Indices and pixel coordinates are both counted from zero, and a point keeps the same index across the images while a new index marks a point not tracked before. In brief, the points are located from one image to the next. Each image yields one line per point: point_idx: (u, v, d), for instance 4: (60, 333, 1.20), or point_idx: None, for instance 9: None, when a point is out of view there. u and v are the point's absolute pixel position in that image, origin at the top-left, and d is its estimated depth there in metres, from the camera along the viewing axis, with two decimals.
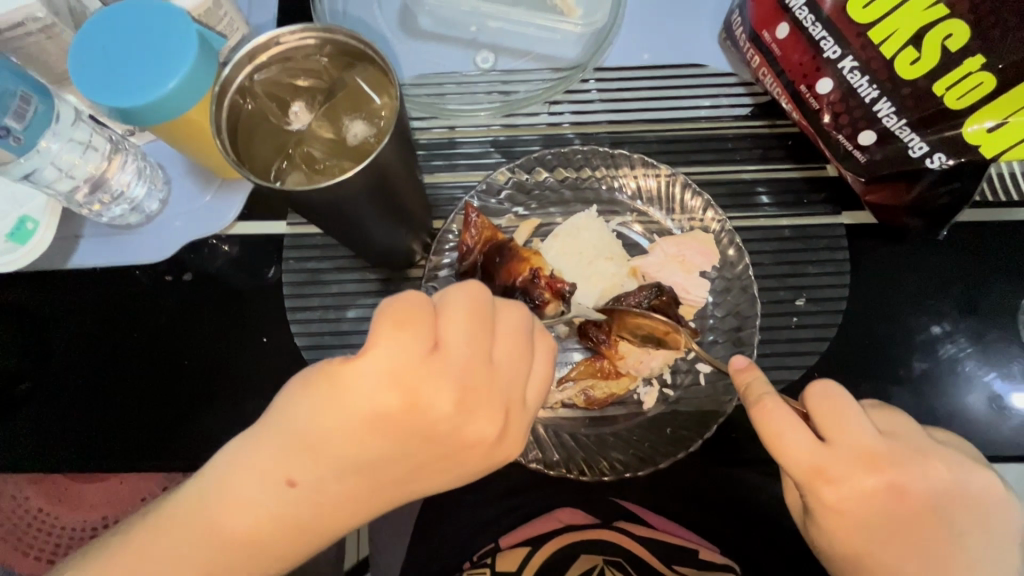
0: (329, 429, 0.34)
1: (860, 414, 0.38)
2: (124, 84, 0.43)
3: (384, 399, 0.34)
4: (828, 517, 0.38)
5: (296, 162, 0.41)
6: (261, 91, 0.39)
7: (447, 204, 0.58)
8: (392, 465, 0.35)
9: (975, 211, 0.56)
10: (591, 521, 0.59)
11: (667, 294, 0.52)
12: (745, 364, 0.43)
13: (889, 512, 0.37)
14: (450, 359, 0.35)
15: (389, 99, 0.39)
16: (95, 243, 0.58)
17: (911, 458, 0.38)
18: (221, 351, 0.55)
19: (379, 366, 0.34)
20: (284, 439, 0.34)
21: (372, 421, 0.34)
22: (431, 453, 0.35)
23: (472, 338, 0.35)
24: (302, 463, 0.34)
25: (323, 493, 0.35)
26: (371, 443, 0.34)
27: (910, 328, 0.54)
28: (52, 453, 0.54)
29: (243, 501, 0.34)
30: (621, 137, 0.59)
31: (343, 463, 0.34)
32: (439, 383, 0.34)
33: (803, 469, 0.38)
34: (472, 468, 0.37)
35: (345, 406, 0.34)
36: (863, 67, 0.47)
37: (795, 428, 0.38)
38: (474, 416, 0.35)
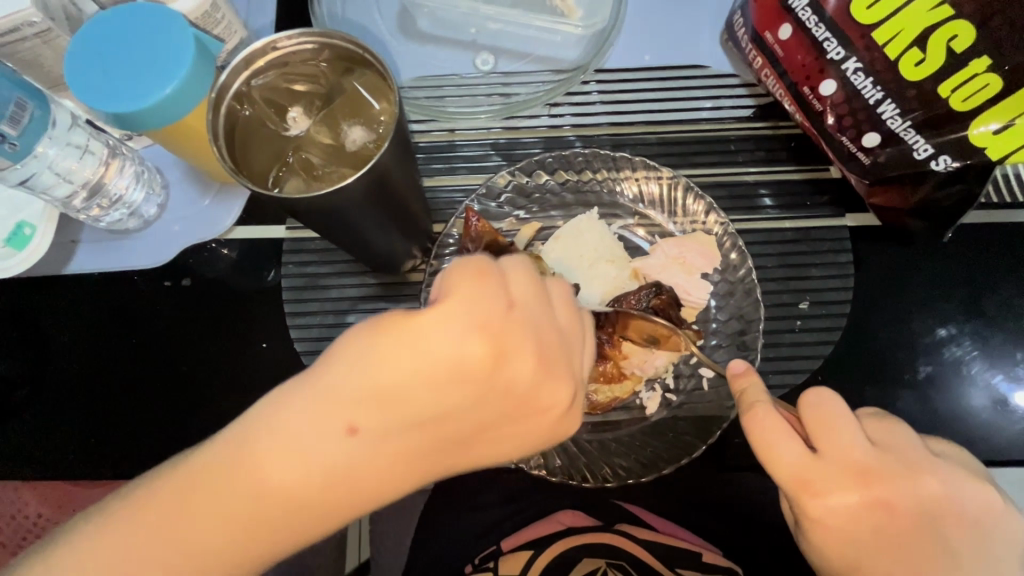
0: (404, 377, 0.32)
1: (851, 425, 0.38)
2: (121, 89, 0.42)
3: (464, 350, 0.32)
4: (814, 528, 0.38)
5: (295, 169, 0.40)
6: (258, 97, 0.39)
7: (447, 208, 0.58)
8: (461, 426, 0.33)
9: (981, 213, 0.55)
10: (594, 523, 0.58)
11: (666, 294, 0.51)
12: (744, 368, 0.42)
13: (877, 526, 0.37)
14: (526, 319, 0.34)
15: (388, 104, 0.38)
16: (94, 248, 0.57)
17: (901, 472, 0.37)
18: (221, 356, 0.55)
19: (461, 316, 0.32)
20: (353, 384, 0.32)
21: (451, 372, 0.32)
22: (500, 416, 0.34)
23: (542, 302, 0.35)
24: (370, 412, 0.32)
25: (384, 448, 0.32)
26: (446, 397, 0.33)
27: (916, 330, 0.54)
28: (51, 460, 0.54)
29: (296, 447, 0.32)
30: (622, 139, 0.58)
31: (410, 418, 0.32)
32: (522, 337, 0.33)
33: (790, 480, 0.37)
34: (532, 441, 0.36)
35: (422, 352, 0.32)
36: (867, 69, 0.47)
37: (783, 438, 0.37)
38: (548, 380, 0.34)
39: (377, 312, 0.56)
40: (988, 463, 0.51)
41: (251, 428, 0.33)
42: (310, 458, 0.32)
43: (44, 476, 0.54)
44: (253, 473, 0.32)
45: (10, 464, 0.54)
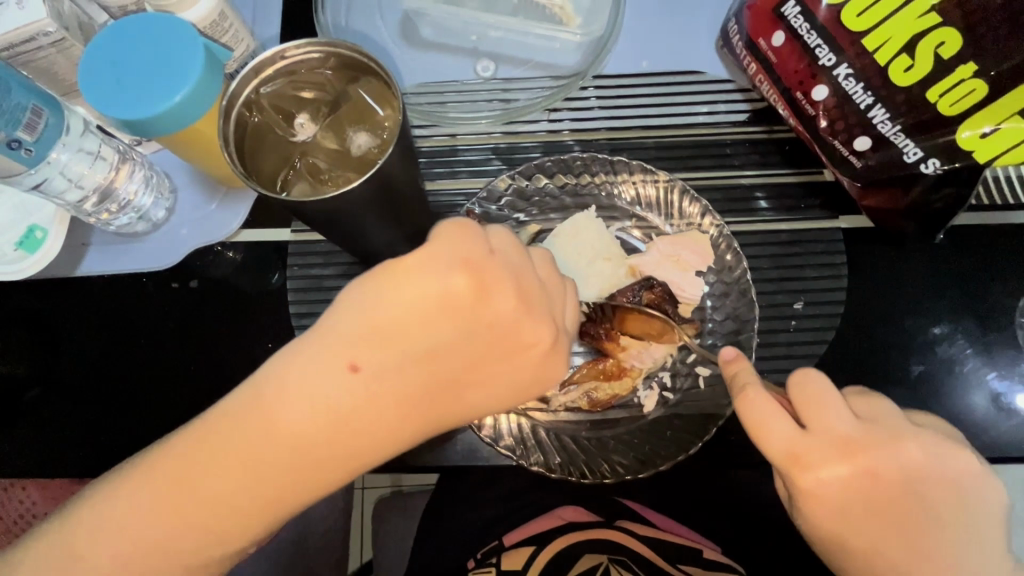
0: (395, 313, 0.35)
1: (837, 400, 0.39)
2: (132, 97, 0.44)
3: (451, 285, 0.35)
4: (807, 503, 0.39)
5: (302, 172, 0.42)
6: (267, 104, 0.40)
7: (449, 211, 0.59)
8: (453, 362, 0.36)
9: (972, 215, 0.56)
10: (596, 519, 0.59)
11: (659, 288, 0.54)
12: (734, 354, 0.43)
13: (864, 495, 0.38)
14: (506, 260, 0.37)
15: (391, 110, 0.39)
16: (103, 251, 0.58)
17: (888, 442, 0.38)
18: (227, 356, 0.56)
19: (447, 255, 0.36)
20: (349, 325, 0.35)
21: (438, 307, 0.35)
22: (489, 353, 0.36)
23: (518, 249, 0.38)
24: (367, 350, 0.34)
25: (382, 385, 0.34)
26: (436, 331, 0.35)
27: (908, 329, 0.55)
28: (61, 458, 0.55)
29: (302, 388, 0.34)
30: (620, 144, 0.59)
31: (406, 353, 0.35)
32: (503, 275, 0.36)
33: (781, 456, 0.38)
34: (521, 381, 0.37)
35: (414, 288, 0.35)
36: (858, 74, 0.48)
37: (773, 415, 0.38)
38: (531, 315, 0.37)
39: None
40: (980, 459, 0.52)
41: (261, 380, 0.35)
42: (314, 398, 0.34)
43: (55, 474, 0.55)
44: (263, 418, 0.34)
45: (20, 463, 0.55)
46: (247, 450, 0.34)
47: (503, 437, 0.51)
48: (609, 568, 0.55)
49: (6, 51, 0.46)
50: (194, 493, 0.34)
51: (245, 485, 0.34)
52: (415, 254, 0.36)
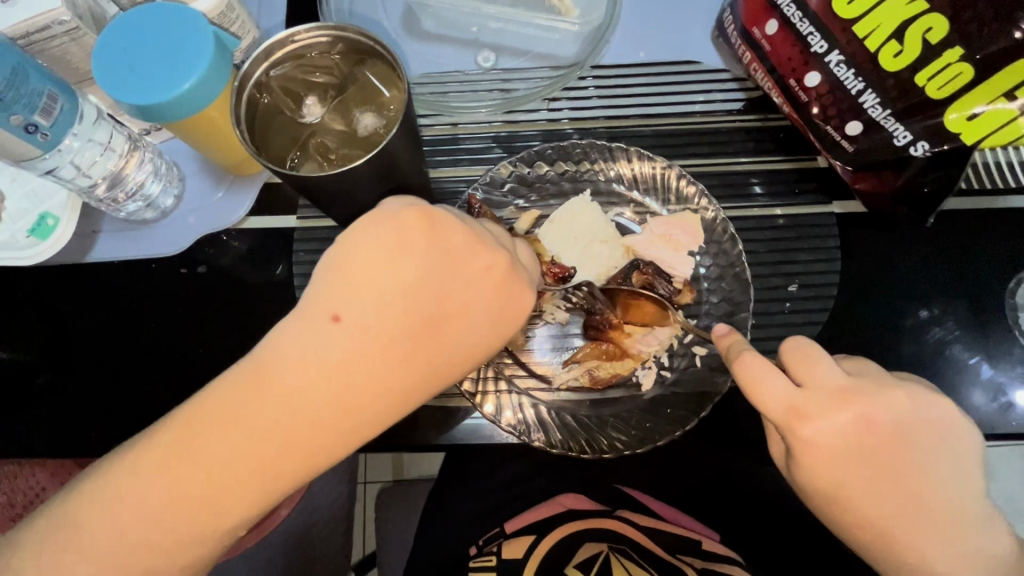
0: (356, 263, 0.36)
1: (828, 358, 0.40)
2: (143, 83, 0.45)
3: (404, 229, 0.37)
4: (808, 457, 0.39)
5: (310, 152, 0.43)
6: (277, 85, 0.41)
7: (451, 198, 0.60)
8: (424, 296, 0.36)
9: (962, 200, 0.58)
10: (598, 508, 0.61)
11: (649, 269, 0.55)
12: (726, 330, 0.45)
13: (862, 443, 0.39)
14: (449, 210, 0.39)
15: (398, 92, 0.41)
16: (113, 238, 0.60)
17: (877, 391, 0.40)
18: (234, 341, 0.57)
19: (395, 208, 0.38)
20: (315, 290, 0.36)
21: (395, 251, 0.36)
22: (455, 283, 0.37)
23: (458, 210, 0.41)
24: (339, 299, 0.35)
25: (365, 327, 0.35)
26: (398, 270, 0.36)
27: (899, 312, 0.56)
28: (70, 441, 0.56)
29: (287, 350, 0.34)
30: (618, 132, 0.61)
31: (376, 298, 0.35)
32: (449, 217, 0.38)
33: (781, 412, 0.39)
34: (494, 304, 0.38)
35: (372, 240, 0.36)
36: (849, 61, 0.49)
37: (768, 372, 0.39)
38: (482, 247, 0.38)
39: None
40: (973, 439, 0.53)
41: (245, 364, 0.35)
42: (299, 356, 0.34)
43: (65, 456, 0.56)
44: (262, 386, 0.34)
45: (32, 445, 0.56)
46: (250, 422, 0.34)
47: (505, 416, 0.52)
48: (610, 557, 0.55)
49: (21, 39, 0.47)
50: (195, 480, 0.34)
51: (254, 455, 0.34)
52: (367, 217, 0.38)
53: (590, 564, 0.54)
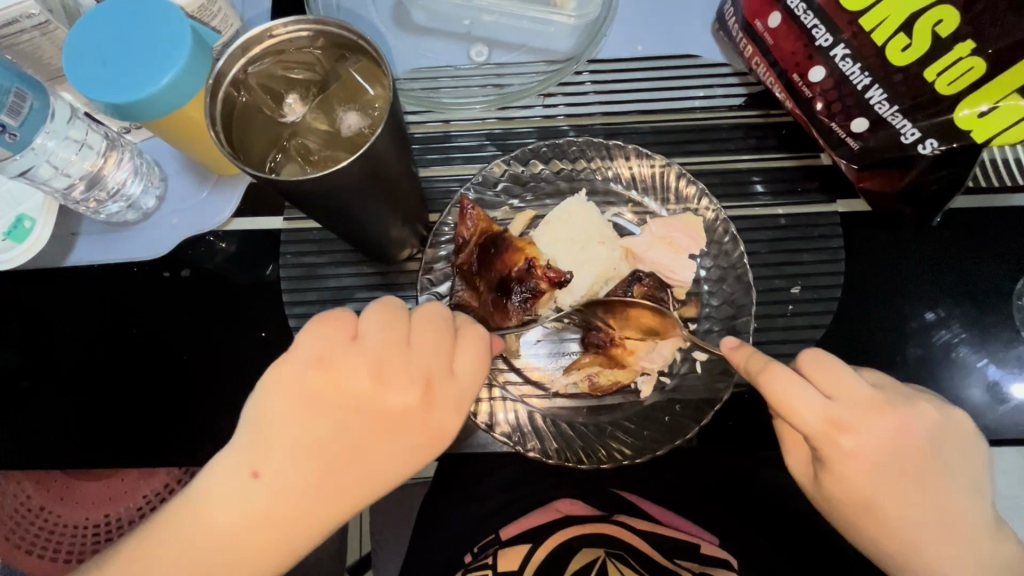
0: (276, 416, 0.37)
1: (850, 368, 0.39)
2: (116, 80, 0.43)
3: (313, 379, 0.37)
4: (843, 468, 0.38)
5: (291, 154, 0.41)
6: (254, 83, 0.39)
7: (443, 198, 0.58)
8: (341, 447, 0.37)
9: (969, 198, 0.56)
10: (595, 513, 0.59)
11: (649, 281, 0.53)
12: (736, 343, 0.42)
13: (893, 451, 0.38)
14: (365, 346, 0.38)
15: (382, 90, 0.39)
16: (93, 241, 0.58)
17: (904, 401, 0.39)
18: (221, 346, 0.56)
19: (309, 352, 0.38)
20: (241, 440, 0.37)
21: (308, 406, 0.37)
22: (370, 432, 0.37)
23: (387, 323, 0.39)
24: (258, 457, 0.36)
25: (283, 484, 0.36)
26: (311, 428, 0.37)
27: (904, 314, 0.54)
28: (50, 451, 0.54)
29: (211, 498, 0.36)
30: (615, 129, 0.59)
31: (294, 449, 0.36)
32: (361, 357, 0.38)
33: (819, 424, 0.37)
34: (414, 441, 0.38)
35: (285, 390, 0.37)
36: (855, 55, 0.47)
37: (799, 386, 0.38)
38: (394, 383, 0.37)
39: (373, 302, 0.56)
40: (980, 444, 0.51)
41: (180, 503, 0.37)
42: (221, 508, 0.36)
43: (46, 466, 0.54)
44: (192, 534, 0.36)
45: (11, 455, 0.54)
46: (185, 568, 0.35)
47: (499, 424, 0.51)
48: (607, 563, 0.54)
49: None
50: None
51: None
52: (287, 359, 0.38)
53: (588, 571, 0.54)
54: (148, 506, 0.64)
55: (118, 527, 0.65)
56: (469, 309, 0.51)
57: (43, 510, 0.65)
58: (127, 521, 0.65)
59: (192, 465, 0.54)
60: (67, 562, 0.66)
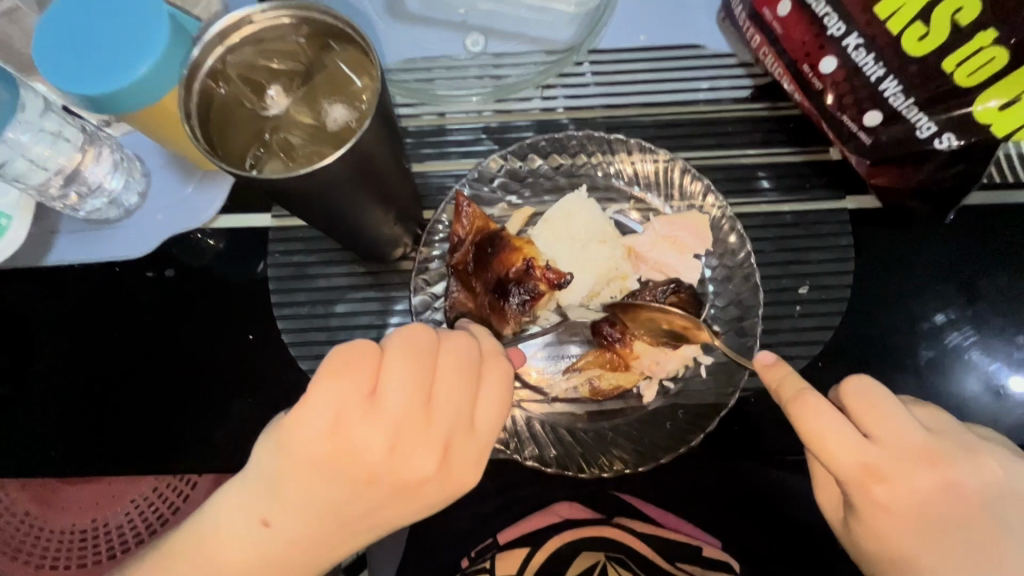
0: (285, 474, 0.34)
1: (903, 413, 0.37)
2: (88, 69, 0.41)
3: (327, 443, 0.34)
4: (877, 516, 0.37)
5: (273, 149, 0.39)
6: (234, 74, 0.37)
7: (438, 193, 0.56)
8: (353, 506, 0.35)
9: (982, 194, 0.54)
10: (595, 517, 0.57)
11: (685, 291, 0.50)
12: (773, 360, 0.41)
13: (938, 506, 0.36)
14: (386, 407, 0.34)
15: (370, 81, 0.37)
16: (73, 239, 0.55)
17: (957, 452, 0.37)
18: (208, 348, 0.53)
19: (325, 412, 0.33)
20: (253, 486, 0.35)
21: (322, 469, 0.34)
22: (384, 495, 0.35)
23: (411, 381, 0.34)
24: (269, 507, 0.35)
25: (295, 536, 0.35)
26: (322, 490, 0.34)
27: (915, 314, 0.53)
28: (30, 457, 0.52)
29: (219, 540, 0.35)
30: (617, 123, 0.57)
31: (308, 504, 0.35)
32: (381, 423, 0.34)
33: (854, 468, 0.36)
34: (429, 499, 0.37)
35: (298, 450, 0.34)
36: (868, 45, 0.45)
37: (837, 425, 0.36)
38: (417, 452, 0.34)
39: (366, 302, 0.54)
40: None
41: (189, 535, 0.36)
42: (230, 551, 0.35)
43: (26, 474, 0.52)
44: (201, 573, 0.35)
45: None
46: None
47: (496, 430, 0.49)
48: (607, 567, 0.55)
49: None
50: None
51: None
52: (299, 415, 0.34)
53: None
54: (137, 511, 0.62)
55: (108, 532, 0.63)
56: (464, 310, 0.50)
57: (23, 515, 0.63)
58: (116, 526, 0.63)
59: (178, 471, 0.52)
60: (57, 568, 0.64)
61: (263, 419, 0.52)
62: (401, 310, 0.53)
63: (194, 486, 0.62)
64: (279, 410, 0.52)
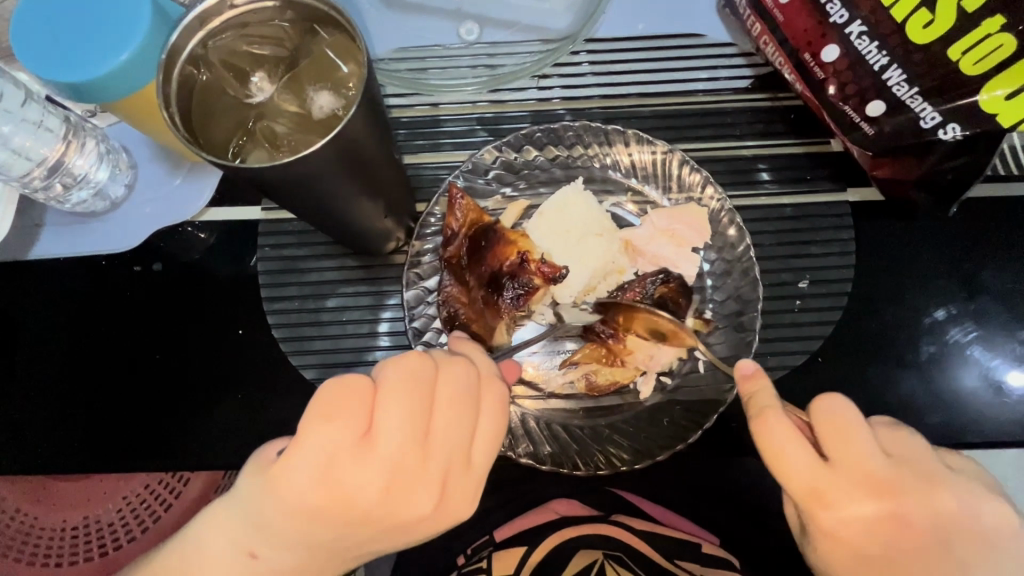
0: (273, 514, 0.34)
1: (865, 440, 0.36)
2: (69, 56, 0.39)
3: (318, 486, 0.33)
4: (821, 536, 0.37)
5: (257, 138, 0.38)
6: (216, 60, 0.36)
7: (431, 186, 0.55)
8: (345, 542, 0.35)
9: (985, 186, 0.53)
10: (591, 514, 0.56)
11: (674, 282, 0.50)
12: (752, 371, 0.40)
13: (884, 536, 0.36)
14: (380, 449, 0.33)
15: (357, 67, 0.36)
16: (59, 232, 0.54)
17: (916, 484, 0.36)
18: (197, 343, 0.52)
19: (317, 454, 0.33)
20: (240, 519, 0.35)
21: (312, 511, 0.33)
22: (376, 533, 0.35)
23: (405, 420, 0.33)
24: (258, 542, 0.35)
25: (283, 567, 0.35)
26: (312, 530, 0.34)
27: (917, 309, 0.52)
28: (16, 455, 0.51)
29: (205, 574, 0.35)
30: (614, 113, 0.55)
31: (297, 542, 0.34)
32: (374, 465, 0.33)
33: (800, 488, 0.36)
34: (423, 535, 0.36)
35: (288, 492, 0.33)
36: (872, 32, 0.44)
37: (793, 445, 0.36)
38: (410, 492, 0.34)
39: (358, 296, 0.53)
40: (994, 446, 0.49)
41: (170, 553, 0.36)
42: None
43: (12, 472, 0.51)
44: None
45: None
46: None
47: None
48: (605, 566, 0.54)
49: None
50: None
51: None
52: (290, 455, 0.33)
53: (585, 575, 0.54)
54: (129, 508, 0.62)
55: (99, 529, 0.62)
56: (457, 305, 0.49)
57: (12, 512, 0.62)
58: (108, 523, 0.62)
59: (167, 469, 0.51)
60: (48, 565, 0.63)
61: (254, 416, 0.51)
62: (394, 305, 0.52)
63: (185, 484, 0.60)
64: (269, 407, 0.51)
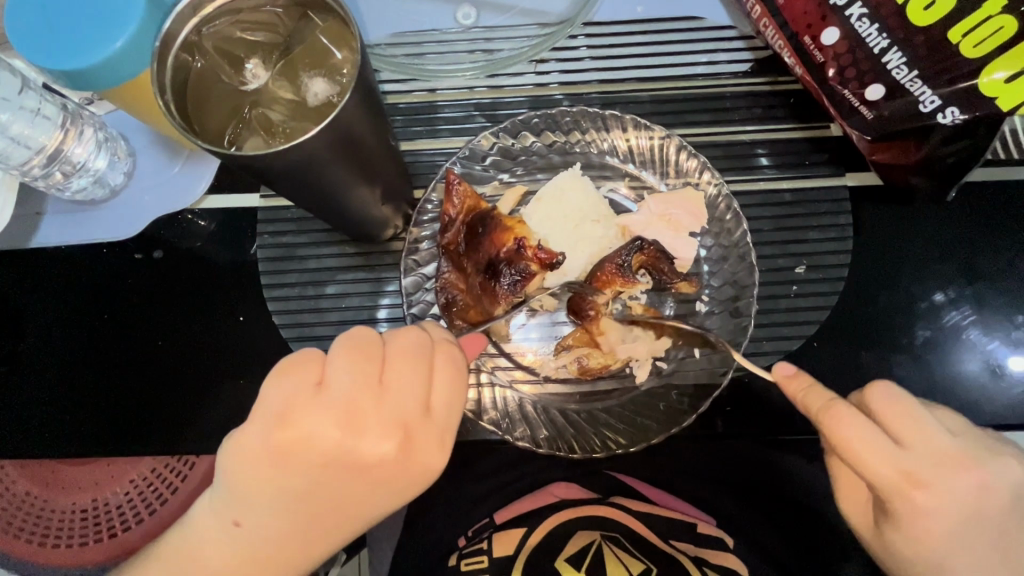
0: (246, 474, 0.35)
1: (928, 417, 0.37)
2: (64, 44, 0.39)
3: (277, 439, 0.34)
4: (913, 523, 0.36)
5: (253, 126, 0.38)
6: (210, 47, 0.36)
7: (429, 172, 0.55)
8: (322, 496, 0.36)
9: (983, 171, 0.53)
10: (591, 496, 0.57)
11: (651, 248, 0.49)
12: (793, 371, 0.40)
13: (966, 510, 0.36)
14: (331, 396, 0.34)
15: (350, 53, 0.36)
16: (59, 220, 0.55)
17: (981, 456, 0.37)
18: (198, 330, 0.53)
19: (273, 411, 0.35)
20: (218, 489, 0.36)
21: (277, 464, 0.34)
22: (349, 481, 0.35)
23: (356, 367, 0.35)
24: (238, 507, 0.35)
25: (265, 531, 0.36)
26: (285, 483, 0.35)
27: (914, 293, 0.52)
28: (23, 440, 0.52)
29: (197, 546, 0.36)
30: (612, 98, 0.55)
31: (274, 502, 0.35)
32: (328, 411, 0.34)
33: (890, 478, 0.35)
34: (396, 484, 0.36)
35: (252, 451, 0.34)
36: (872, 15, 0.44)
37: (866, 433, 0.36)
38: (366, 434, 0.34)
39: (357, 283, 0.53)
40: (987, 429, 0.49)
41: (181, 530, 0.37)
42: (213, 552, 0.36)
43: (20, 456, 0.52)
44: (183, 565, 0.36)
45: None
46: None
47: (487, 411, 0.49)
48: (603, 547, 0.52)
49: None
50: None
51: None
52: (252, 417, 0.35)
53: (582, 558, 0.52)
54: (136, 491, 0.63)
55: (108, 512, 0.64)
56: (455, 292, 0.50)
57: (22, 495, 0.63)
58: (116, 505, 0.63)
59: (171, 452, 0.52)
60: (60, 547, 0.65)
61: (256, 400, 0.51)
62: (392, 291, 0.53)
63: (191, 467, 0.61)
64: None
